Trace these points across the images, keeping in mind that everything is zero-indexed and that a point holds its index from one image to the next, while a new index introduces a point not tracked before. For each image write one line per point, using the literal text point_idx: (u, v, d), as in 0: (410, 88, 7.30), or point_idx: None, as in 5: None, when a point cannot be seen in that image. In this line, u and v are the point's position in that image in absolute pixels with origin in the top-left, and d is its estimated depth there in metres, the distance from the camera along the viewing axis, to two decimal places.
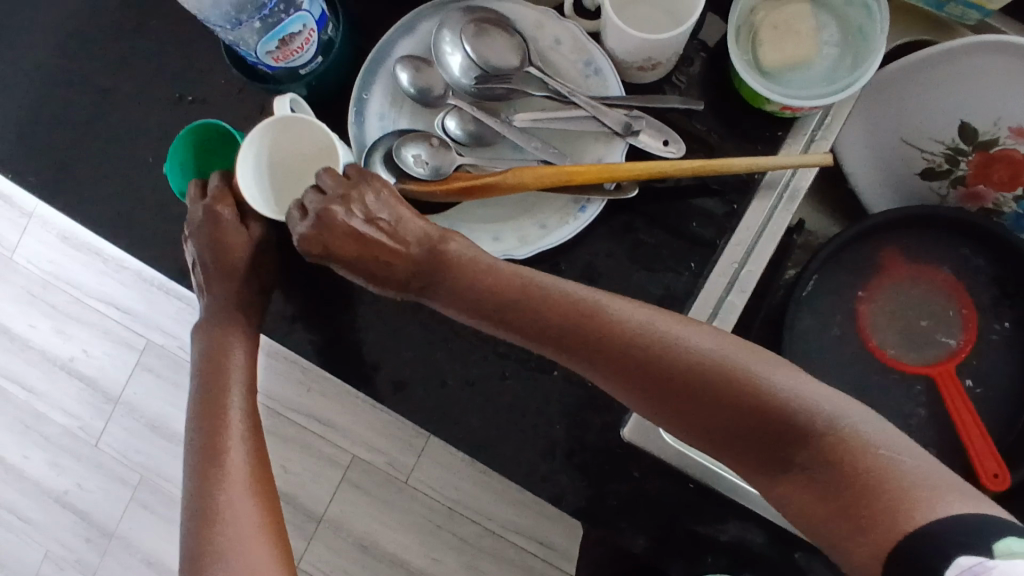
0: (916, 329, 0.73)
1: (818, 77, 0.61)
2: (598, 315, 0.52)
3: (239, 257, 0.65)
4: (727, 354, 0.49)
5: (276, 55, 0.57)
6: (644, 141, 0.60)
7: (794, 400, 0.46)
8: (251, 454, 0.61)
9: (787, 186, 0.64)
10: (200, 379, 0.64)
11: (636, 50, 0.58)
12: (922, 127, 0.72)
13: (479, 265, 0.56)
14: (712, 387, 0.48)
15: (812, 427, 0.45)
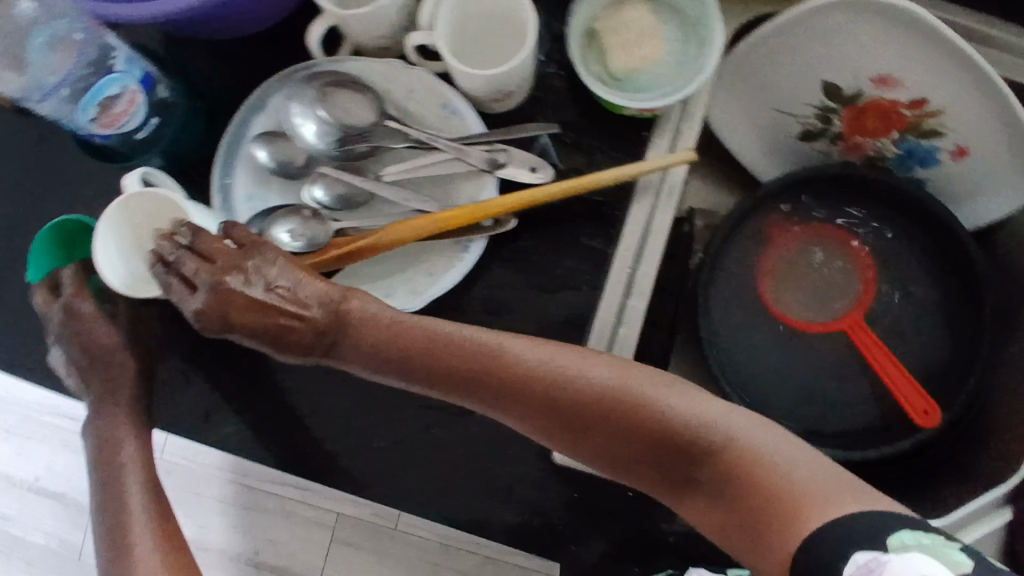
0: (819, 286, 0.74)
1: (667, 73, 0.62)
2: (502, 356, 0.51)
3: (121, 357, 0.66)
4: (626, 380, 0.50)
5: (100, 121, 0.57)
6: (512, 172, 0.60)
7: (690, 418, 0.48)
8: (159, 542, 0.60)
9: (664, 184, 0.64)
10: (99, 478, 0.64)
11: (483, 86, 0.58)
12: (791, 93, 0.73)
13: (379, 321, 0.53)
14: (613, 415, 0.49)
15: (709, 443, 0.48)
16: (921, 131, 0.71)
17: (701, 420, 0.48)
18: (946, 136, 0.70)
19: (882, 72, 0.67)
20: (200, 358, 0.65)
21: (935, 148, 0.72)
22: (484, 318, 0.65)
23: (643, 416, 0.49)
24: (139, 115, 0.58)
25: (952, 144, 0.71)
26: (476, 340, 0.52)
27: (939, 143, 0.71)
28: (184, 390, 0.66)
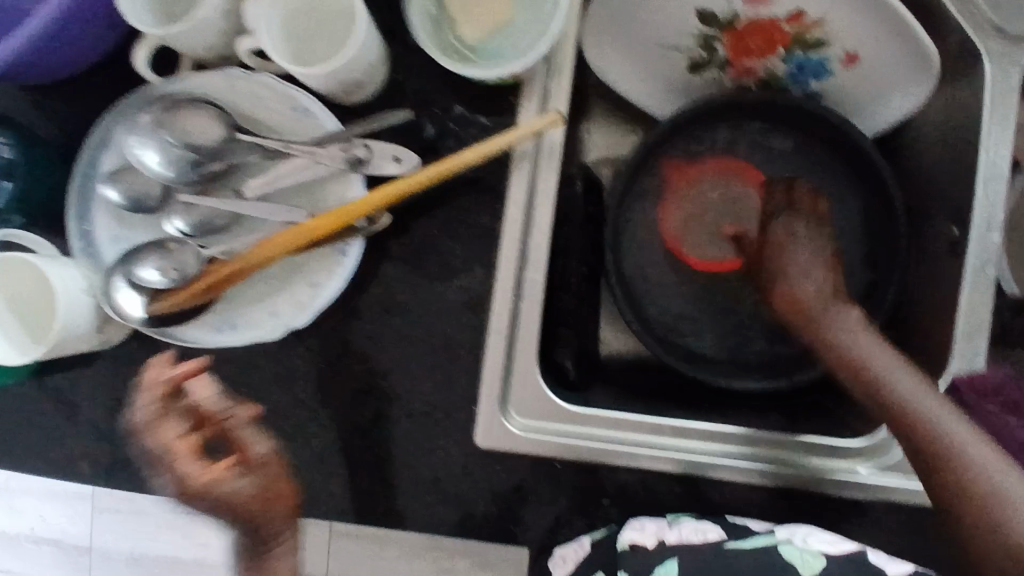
0: (717, 225, 0.75)
1: (521, 34, 0.59)
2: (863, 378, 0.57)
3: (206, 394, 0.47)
4: (921, 411, 0.53)
5: None
6: (376, 166, 0.57)
7: (950, 444, 0.51)
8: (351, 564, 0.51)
9: (544, 147, 0.61)
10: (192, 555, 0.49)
11: (325, 82, 0.55)
12: (669, 27, 0.70)
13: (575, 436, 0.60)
14: (904, 434, 0.54)
15: (948, 467, 0.50)
16: (806, 43, 0.68)
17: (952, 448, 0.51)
18: (831, 45, 0.68)
19: None
20: (116, 405, 0.65)
21: (825, 58, 0.69)
22: (383, 317, 0.63)
23: (902, 426, 0.54)
24: None
25: (842, 51, 0.68)
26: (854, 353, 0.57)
27: (828, 52, 0.68)
28: (108, 439, 0.66)
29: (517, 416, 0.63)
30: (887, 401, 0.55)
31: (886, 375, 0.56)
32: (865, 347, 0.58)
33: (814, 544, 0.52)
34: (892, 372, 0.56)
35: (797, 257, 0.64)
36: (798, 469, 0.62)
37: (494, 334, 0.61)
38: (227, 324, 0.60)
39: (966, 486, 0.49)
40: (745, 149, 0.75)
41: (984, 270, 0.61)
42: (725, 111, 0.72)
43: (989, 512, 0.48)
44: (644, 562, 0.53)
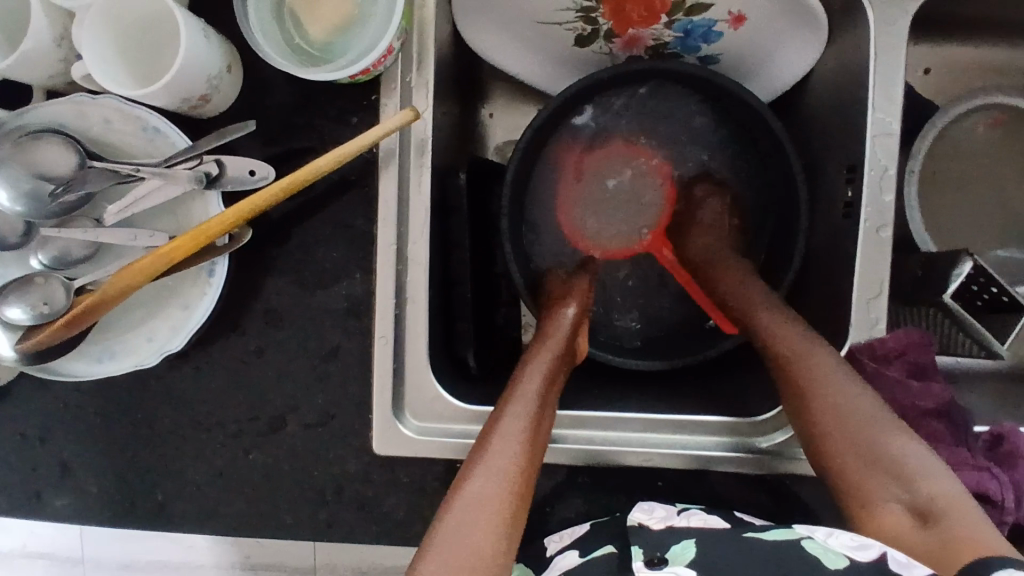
0: (614, 210, 0.75)
1: (368, 29, 0.57)
2: (781, 355, 0.56)
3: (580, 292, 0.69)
4: (835, 390, 0.52)
5: None
6: (232, 182, 0.57)
7: (859, 427, 0.50)
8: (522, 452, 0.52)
9: (412, 142, 0.60)
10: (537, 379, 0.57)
11: (166, 100, 0.54)
12: (544, 3, 0.67)
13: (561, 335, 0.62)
14: (813, 411, 0.52)
15: (856, 447, 0.49)
16: (687, 9, 0.65)
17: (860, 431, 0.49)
18: (714, 6, 0.64)
19: None
20: (16, 440, 0.65)
21: (710, 21, 0.66)
22: (267, 330, 0.62)
23: (810, 407, 0.52)
24: None
25: (727, 13, 0.65)
26: (780, 343, 0.56)
27: (712, 15, 0.65)
28: (12, 475, 0.65)
29: (413, 419, 0.61)
30: (788, 362, 0.55)
31: (785, 341, 0.56)
32: (769, 315, 0.59)
33: (834, 542, 0.46)
34: (812, 349, 0.55)
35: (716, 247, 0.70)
36: (701, 451, 0.60)
37: (378, 340, 0.60)
38: (106, 353, 0.59)
39: (871, 464, 0.48)
40: (641, 129, 0.73)
41: (878, 231, 0.58)
42: (615, 85, 0.69)
43: (868, 460, 0.49)
44: (657, 538, 0.52)
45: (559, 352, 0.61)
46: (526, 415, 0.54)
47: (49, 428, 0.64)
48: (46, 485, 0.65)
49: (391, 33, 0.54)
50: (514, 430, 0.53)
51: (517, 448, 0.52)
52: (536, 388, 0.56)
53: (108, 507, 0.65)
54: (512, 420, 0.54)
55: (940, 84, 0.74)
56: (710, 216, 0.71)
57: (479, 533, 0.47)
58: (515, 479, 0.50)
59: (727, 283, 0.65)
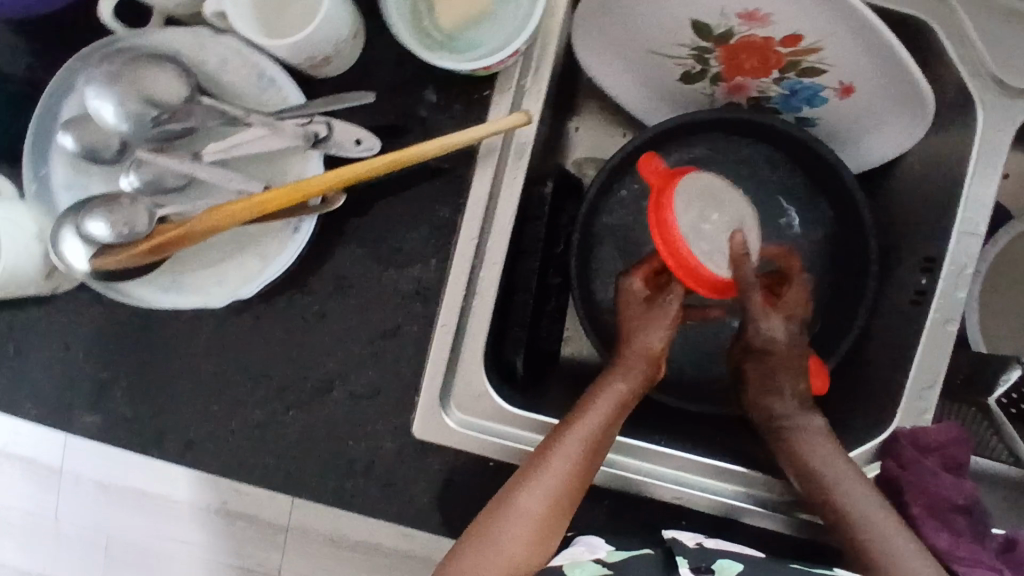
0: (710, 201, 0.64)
1: (498, 27, 0.58)
2: (791, 439, 0.59)
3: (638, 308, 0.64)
4: (846, 491, 0.56)
5: None
6: (336, 146, 0.58)
7: (873, 530, 0.54)
8: (568, 477, 0.55)
9: (513, 144, 0.61)
10: (600, 406, 0.58)
11: (293, 54, 0.55)
12: (662, 34, 0.67)
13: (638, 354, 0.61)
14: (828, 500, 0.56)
15: (869, 546, 0.54)
16: (800, 70, 0.66)
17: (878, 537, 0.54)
18: (827, 73, 0.65)
19: (747, 9, 0.61)
20: (58, 349, 0.65)
21: (819, 87, 0.67)
22: (333, 296, 0.63)
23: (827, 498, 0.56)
24: None
25: (836, 82, 0.66)
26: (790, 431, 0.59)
27: (823, 82, 0.66)
28: (44, 383, 0.65)
29: (456, 412, 0.62)
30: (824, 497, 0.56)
31: (794, 434, 0.59)
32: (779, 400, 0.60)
33: None
34: (821, 439, 0.58)
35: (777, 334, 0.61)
36: (733, 502, 0.61)
37: (441, 328, 0.60)
38: (175, 286, 0.59)
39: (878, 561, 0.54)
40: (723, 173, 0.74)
41: (944, 325, 0.60)
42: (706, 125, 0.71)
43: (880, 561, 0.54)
44: (700, 552, 0.55)
45: (641, 375, 0.61)
46: (587, 438, 0.56)
47: (95, 344, 0.64)
48: (78, 400, 0.65)
49: (524, 37, 0.55)
50: (571, 449, 0.56)
51: (571, 475, 0.55)
52: (597, 412, 0.58)
53: (134, 436, 0.65)
54: (566, 442, 0.56)
55: (1014, 193, 0.76)
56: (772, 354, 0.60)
57: (516, 543, 0.54)
58: (559, 498, 0.55)
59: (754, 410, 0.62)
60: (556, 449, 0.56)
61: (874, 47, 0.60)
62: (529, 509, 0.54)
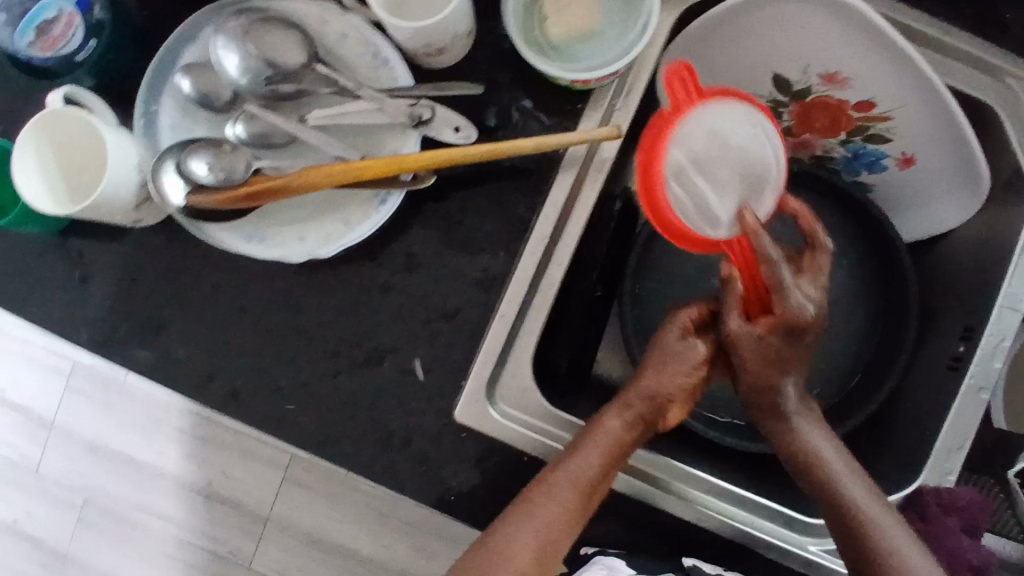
0: (744, 165, 0.59)
1: (604, 47, 0.62)
2: (807, 458, 0.58)
3: (679, 347, 0.60)
4: (865, 513, 0.55)
5: (38, 44, 0.58)
6: (435, 130, 0.61)
7: (891, 555, 0.54)
8: (578, 495, 0.57)
9: (594, 157, 0.65)
10: (614, 428, 0.59)
11: (413, 39, 0.59)
12: (745, 83, 0.71)
13: (657, 375, 0.60)
14: (842, 528, 0.56)
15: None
16: (868, 135, 0.70)
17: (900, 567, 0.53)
18: (892, 142, 0.70)
19: (829, 70, 0.66)
20: (125, 281, 0.67)
21: (882, 154, 0.72)
22: (400, 272, 0.65)
23: (850, 523, 0.56)
24: (77, 38, 0.59)
25: (899, 152, 0.70)
26: (807, 454, 0.58)
27: (886, 149, 0.71)
28: (104, 311, 0.67)
29: (500, 403, 0.65)
30: (840, 517, 0.56)
31: (809, 449, 0.58)
32: (806, 427, 0.59)
33: None
34: (835, 459, 0.58)
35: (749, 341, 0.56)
36: (754, 530, 0.63)
37: (499, 319, 0.62)
38: (257, 236, 0.62)
39: None
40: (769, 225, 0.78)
41: (977, 393, 0.63)
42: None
43: None
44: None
45: (646, 406, 0.60)
46: (598, 457, 0.58)
47: (161, 281, 0.66)
48: (132, 333, 0.66)
49: (617, 63, 0.59)
50: (583, 468, 0.57)
51: (581, 491, 0.57)
52: (608, 438, 0.59)
53: (180, 376, 0.66)
54: (578, 464, 0.57)
55: None
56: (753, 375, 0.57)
57: (527, 550, 0.55)
58: (566, 516, 0.56)
59: (765, 421, 0.60)
60: (575, 467, 0.57)
61: (944, 124, 0.64)
62: (533, 527, 0.56)
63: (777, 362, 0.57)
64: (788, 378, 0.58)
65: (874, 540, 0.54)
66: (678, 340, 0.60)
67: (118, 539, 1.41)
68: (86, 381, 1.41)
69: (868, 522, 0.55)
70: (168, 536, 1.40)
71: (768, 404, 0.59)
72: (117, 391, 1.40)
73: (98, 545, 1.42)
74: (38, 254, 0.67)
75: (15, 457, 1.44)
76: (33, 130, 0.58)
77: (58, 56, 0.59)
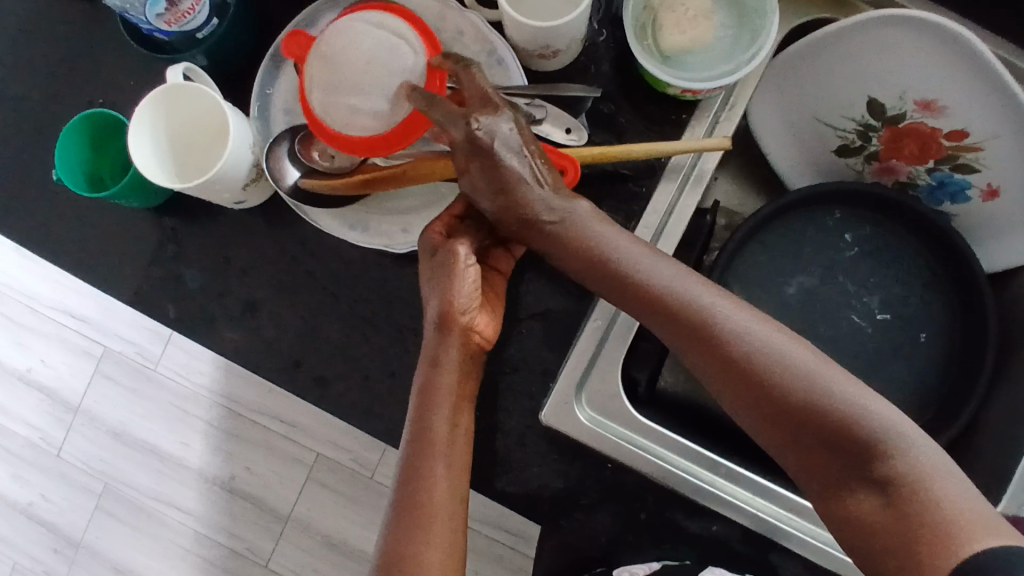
0: (376, 63, 0.56)
1: (715, 61, 0.62)
2: (651, 291, 0.51)
3: (456, 270, 0.56)
4: (733, 327, 0.48)
5: (167, 17, 0.57)
6: (548, 130, 0.62)
7: (777, 366, 0.47)
8: (440, 472, 0.52)
9: (694, 168, 0.65)
10: (417, 400, 0.55)
11: (533, 39, 0.59)
12: (836, 106, 0.73)
13: (454, 272, 0.56)
14: (718, 372, 0.49)
15: (799, 403, 0.46)
16: (956, 164, 0.71)
17: (799, 382, 0.46)
18: (981, 172, 0.70)
19: (926, 97, 0.67)
20: (218, 262, 0.67)
21: (967, 184, 0.72)
22: None
23: (722, 354, 0.49)
24: (204, 15, 0.59)
25: (984, 183, 0.71)
26: (643, 279, 0.51)
27: (972, 179, 0.71)
28: (194, 290, 0.67)
29: (589, 407, 0.64)
30: (707, 349, 0.49)
31: (636, 273, 0.52)
32: (624, 250, 0.53)
33: None
34: (680, 284, 0.51)
35: (517, 169, 0.52)
36: (839, 556, 0.61)
37: (594, 321, 0.63)
38: (358, 225, 0.62)
39: (795, 402, 0.47)
40: (852, 245, 0.78)
41: None
42: (844, 197, 0.77)
43: (795, 414, 0.47)
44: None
45: (468, 335, 0.56)
46: (446, 422, 0.54)
47: (254, 263, 0.66)
48: (222, 313, 0.67)
49: (728, 78, 0.60)
50: (438, 456, 0.52)
51: (453, 471, 0.53)
52: (449, 399, 0.54)
53: (267, 359, 0.66)
54: (411, 459, 0.52)
55: None
56: (502, 209, 0.54)
57: (445, 562, 0.50)
58: (436, 511, 0.51)
59: (533, 240, 0.55)
60: (415, 473, 0.52)
61: None
62: (401, 540, 0.50)
63: (502, 184, 0.53)
64: (534, 188, 0.53)
65: (785, 388, 0.47)
66: (453, 251, 0.56)
67: (136, 529, 1.39)
68: (114, 366, 1.39)
69: (755, 356, 0.48)
70: (184, 529, 1.37)
71: (565, 242, 0.54)
72: (144, 377, 1.37)
73: (114, 532, 1.40)
74: (135, 229, 0.68)
75: (37, 439, 1.42)
76: (147, 117, 0.60)
77: (182, 32, 0.59)
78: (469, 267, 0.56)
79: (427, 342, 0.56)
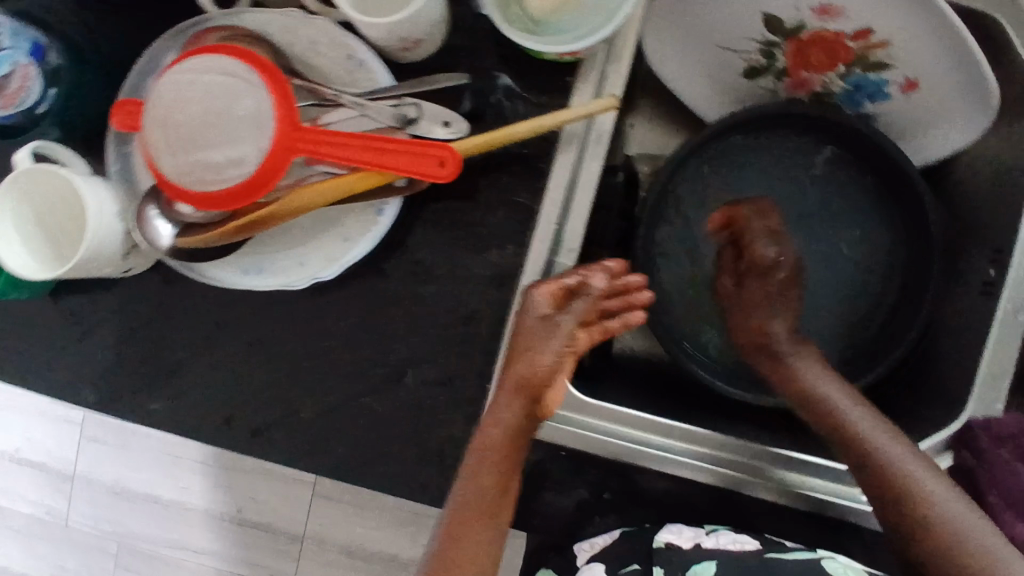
0: (213, 110, 0.52)
1: (587, 17, 0.58)
2: (819, 400, 0.62)
3: (541, 335, 0.57)
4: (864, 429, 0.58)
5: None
6: (425, 128, 0.57)
7: (895, 459, 0.56)
8: (474, 538, 0.53)
9: (589, 132, 0.61)
10: (484, 456, 0.56)
11: (388, 35, 0.55)
12: (733, 29, 0.69)
13: (542, 354, 0.57)
14: (822, 418, 0.61)
15: (902, 491, 0.54)
16: (868, 64, 0.67)
17: (894, 464, 0.55)
18: (895, 68, 0.66)
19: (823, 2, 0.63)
20: (127, 335, 0.64)
21: (884, 81, 0.68)
22: (409, 281, 0.63)
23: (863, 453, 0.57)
24: (34, 88, 0.57)
25: (901, 77, 0.67)
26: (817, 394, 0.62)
27: (887, 76, 0.67)
28: (109, 368, 0.65)
29: None
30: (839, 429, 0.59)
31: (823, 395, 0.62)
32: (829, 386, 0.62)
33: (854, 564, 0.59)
34: (849, 396, 0.61)
35: (573, 306, 0.58)
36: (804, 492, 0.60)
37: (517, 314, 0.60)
38: (253, 267, 0.59)
39: (924, 514, 0.53)
40: (775, 168, 0.75)
41: (1016, 315, 0.60)
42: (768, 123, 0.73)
43: (894, 496, 0.55)
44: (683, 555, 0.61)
45: (530, 410, 0.56)
46: (484, 488, 0.55)
47: (163, 328, 0.64)
48: (142, 386, 0.64)
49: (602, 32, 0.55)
50: (475, 520, 0.54)
51: (491, 541, 0.54)
52: (505, 458, 0.56)
53: (198, 423, 0.64)
54: (449, 522, 0.54)
55: None
56: (559, 345, 0.57)
57: None
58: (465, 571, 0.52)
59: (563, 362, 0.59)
60: (452, 536, 0.53)
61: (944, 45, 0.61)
62: None
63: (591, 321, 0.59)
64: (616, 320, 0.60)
65: (875, 453, 0.57)
66: (556, 323, 0.57)
67: None
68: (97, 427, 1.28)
69: (859, 430, 0.58)
70: None
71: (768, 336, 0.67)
72: None
73: None
74: (33, 319, 0.65)
75: None
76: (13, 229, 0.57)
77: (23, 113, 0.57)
78: (562, 358, 0.57)
79: (511, 413, 0.56)
